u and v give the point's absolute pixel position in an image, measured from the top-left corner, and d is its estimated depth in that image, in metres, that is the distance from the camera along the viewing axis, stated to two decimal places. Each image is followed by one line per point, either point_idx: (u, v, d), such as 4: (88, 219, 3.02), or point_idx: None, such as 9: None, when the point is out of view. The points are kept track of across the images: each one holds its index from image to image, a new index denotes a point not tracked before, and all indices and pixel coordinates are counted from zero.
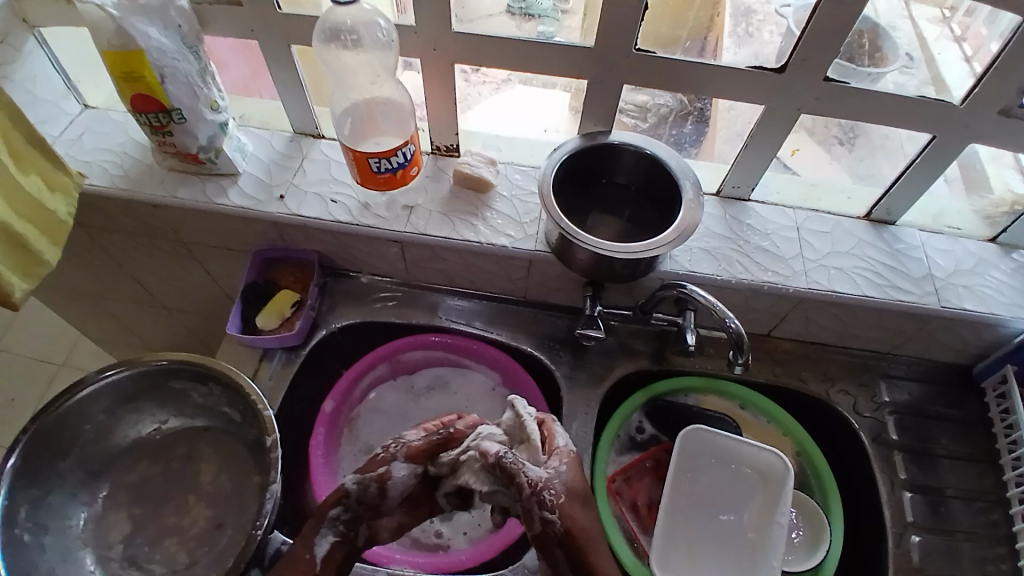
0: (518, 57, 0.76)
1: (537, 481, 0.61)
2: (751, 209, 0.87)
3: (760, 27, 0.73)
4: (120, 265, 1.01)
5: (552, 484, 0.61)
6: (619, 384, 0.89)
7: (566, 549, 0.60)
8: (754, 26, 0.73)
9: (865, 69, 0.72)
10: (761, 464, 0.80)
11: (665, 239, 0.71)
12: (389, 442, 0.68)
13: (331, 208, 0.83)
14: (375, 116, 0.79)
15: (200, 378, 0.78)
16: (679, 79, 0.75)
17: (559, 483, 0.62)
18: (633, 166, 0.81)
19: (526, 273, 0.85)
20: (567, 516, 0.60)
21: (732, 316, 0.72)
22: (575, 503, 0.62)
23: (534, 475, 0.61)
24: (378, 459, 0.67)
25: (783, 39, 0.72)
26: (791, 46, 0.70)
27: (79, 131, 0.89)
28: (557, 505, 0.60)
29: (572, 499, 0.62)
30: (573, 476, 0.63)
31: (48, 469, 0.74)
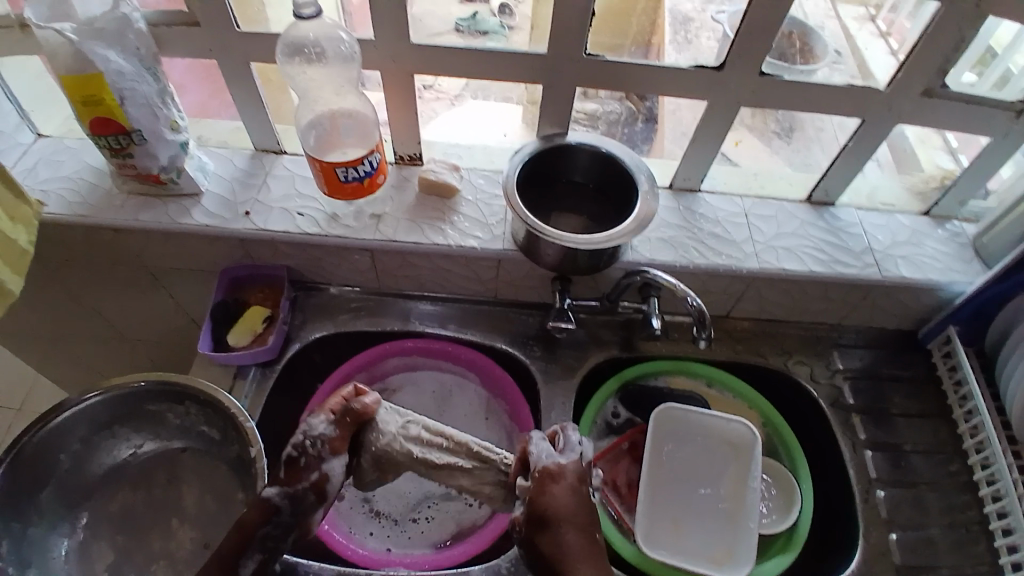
0: (476, 64, 0.79)
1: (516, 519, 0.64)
2: (701, 199, 0.92)
3: (698, 34, 0.79)
4: (81, 296, 0.99)
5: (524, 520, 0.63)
6: (591, 374, 0.92)
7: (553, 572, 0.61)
8: (693, 33, 0.79)
9: (797, 66, 0.78)
10: (730, 435, 0.84)
11: (625, 229, 0.75)
12: (298, 441, 0.66)
13: (298, 220, 0.85)
14: (338, 128, 0.80)
15: (176, 397, 0.78)
16: (628, 80, 0.79)
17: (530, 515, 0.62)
18: (588, 165, 0.85)
19: (496, 273, 0.88)
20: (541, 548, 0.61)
21: (693, 294, 0.76)
22: (550, 533, 0.61)
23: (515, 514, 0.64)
24: (301, 469, 0.65)
25: (719, 43, 0.78)
26: (727, 45, 0.76)
27: (33, 160, 0.87)
28: (531, 538, 0.61)
29: (547, 526, 0.61)
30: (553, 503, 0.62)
31: (26, 502, 0.73)
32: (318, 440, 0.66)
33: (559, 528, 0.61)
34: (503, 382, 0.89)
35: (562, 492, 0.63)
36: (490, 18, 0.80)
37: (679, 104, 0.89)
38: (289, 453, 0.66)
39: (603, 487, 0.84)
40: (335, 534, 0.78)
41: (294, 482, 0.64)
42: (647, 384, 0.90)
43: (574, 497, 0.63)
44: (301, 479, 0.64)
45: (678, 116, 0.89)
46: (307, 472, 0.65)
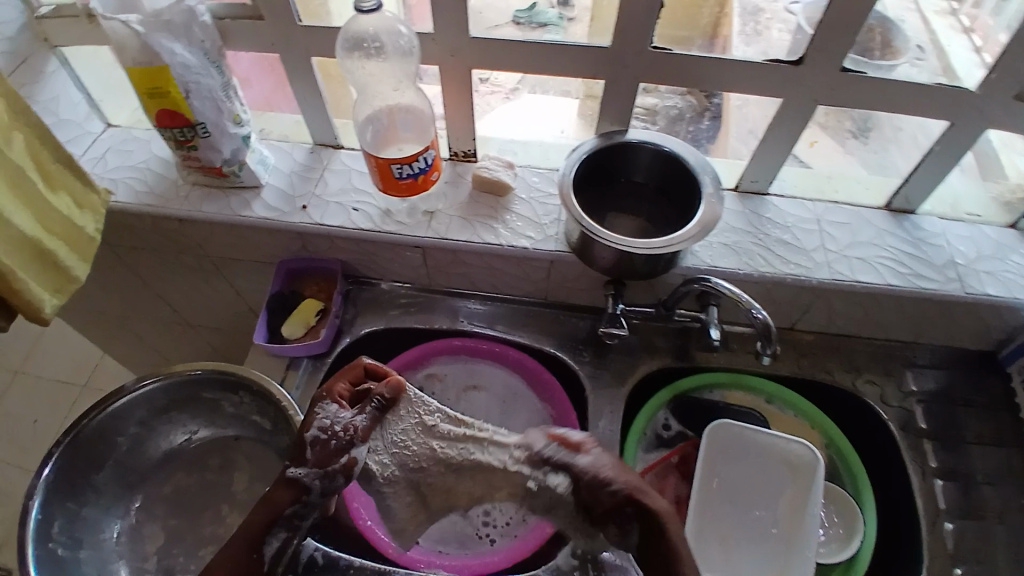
0: (536, 59, 0.77)
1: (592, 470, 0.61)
2: (770, 203, 0.87)
3: (768, 25, 0.75)
4: (147, 282, 1.03)
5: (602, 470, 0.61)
6: (642, 383, 0.88)
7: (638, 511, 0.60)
8: (762, 25, 0.75)
9: (876, 61, 0.73)
10: (789, 457, 0.80)
11: (688, 233, 0.72)
12: (324, 430, 0.64)
13: (352, 216, 0.85)
14: (395, 124, 0.80)
15: (230, 387, 0.80)
16: (693, 77, 0.76)
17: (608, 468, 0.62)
18: (649, 164, 0.81)
19: (547, 274, 0.86)
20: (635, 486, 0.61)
21: (759, 306, 0.72)
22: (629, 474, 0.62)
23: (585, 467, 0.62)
24: (332, 451, 0.64)
25: (793, 36, 0.74)
26: (804, 41, 0.72)
27: (103, 149, 0.91)
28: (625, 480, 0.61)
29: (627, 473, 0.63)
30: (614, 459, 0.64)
31: (84, 482, 0.75)
32: (347, 427, 0.65)
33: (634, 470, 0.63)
34: (551, 386, 0.87)
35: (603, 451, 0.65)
36: (548, 9, 0.78)
37: (746, 100, 0.86)
38: (314, 436, 0.64)
39: None
40: (377, 529, 0.77)
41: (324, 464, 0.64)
42: (700, 397, 0.86)
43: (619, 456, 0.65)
44: (331, 461, 0.64)
45: (744, 112, 0.87)
46: (337, 456, 0.64)
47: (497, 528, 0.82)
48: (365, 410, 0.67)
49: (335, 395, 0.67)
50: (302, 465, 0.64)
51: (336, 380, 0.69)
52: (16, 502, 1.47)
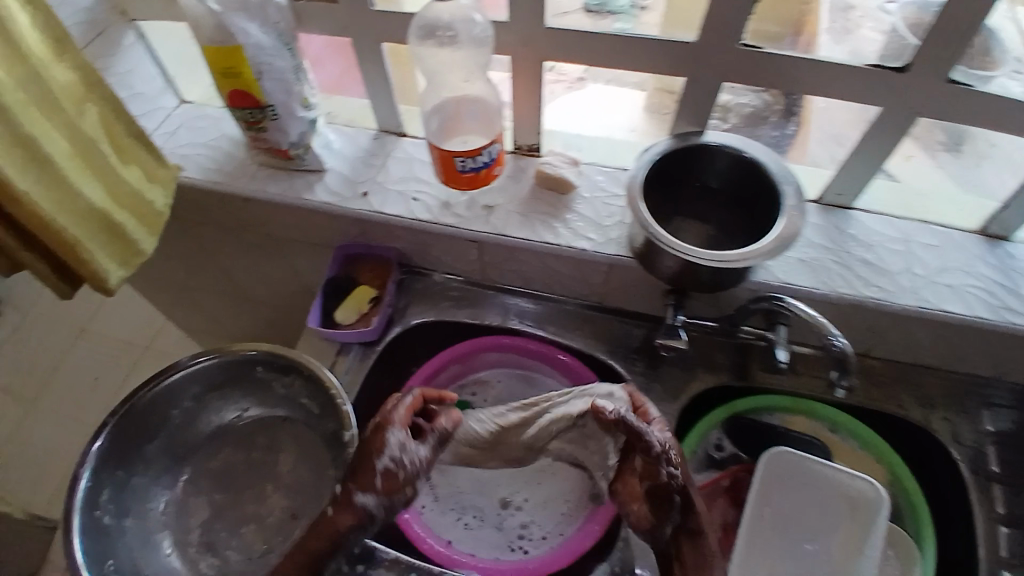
0: (612, 52, 0.74)
1: (661, 441, 0.62)
2: (854, 218, 0.81)
3: (859, 23, 0.70)
4: (210, 255, 1.06)
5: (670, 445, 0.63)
6: (697, 399, 0.84)
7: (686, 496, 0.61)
8: (853, 22, 0.70)
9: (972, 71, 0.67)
10: (849, 492, 0.75)
11: (764, 247, 0.67)
12: (395, 459, 0.60)
13: (412, 205, 0.84)
14: (461, 115, 0.78)
15: (283, 368, 0.81)
16: (777, 78, 0.72)
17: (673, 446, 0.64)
18: (726, 170, 0.76)
19: (605, 278, 0.82)
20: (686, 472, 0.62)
21: (838, 332, 0.66)
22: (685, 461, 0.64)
23: (655, 437, 0.61)
24: (400, 482, 0.60)
25: (885, 37, 0.69)
26: (900, 45, 0.68)
27: (175, 124, 0.93)
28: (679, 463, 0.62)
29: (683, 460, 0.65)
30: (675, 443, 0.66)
31: (135, 452, 0.78)
32: (415, 459, 0.61)
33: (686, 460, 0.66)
34: None
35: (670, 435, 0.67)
36: None
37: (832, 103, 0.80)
38: (384, 467, 0.60)
39: None
40: (414, 524, 0.77)
41: (392, 495, 0.60)
42: (758, 420, 0.82)
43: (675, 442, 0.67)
44: (398, 491, 0.60)
45: (828, 114, 0.81)
46: (404, 488, 0.60)
47: (532, 541, 0.80)
48: (429, 441, 0.64)
49: (405, 425, 0.62)
50: (372, 494, 0.60)
51: (404, 407, 0.63)
52: (74, 452, 1.56)
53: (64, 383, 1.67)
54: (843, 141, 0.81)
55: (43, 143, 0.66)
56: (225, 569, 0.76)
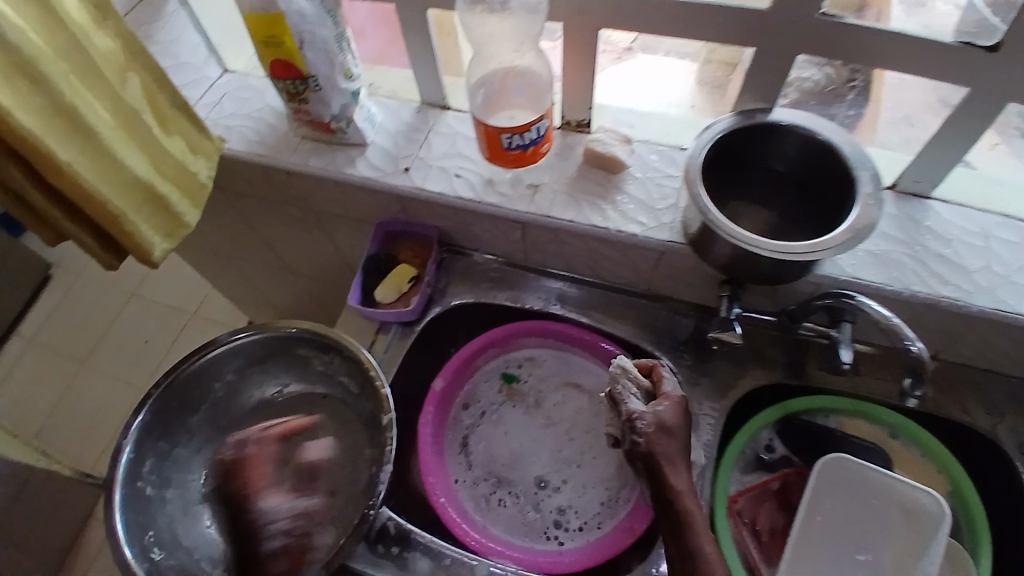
0: (674, 20, 0.69)
1: (633, 412, 0.63)
2: (931, 208, 0.74)
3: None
4: (253, 228, 1.06)
5: (646, 416, 0.63)
6: (749, 396, 0.80)
7: (645, 464, 0.61)
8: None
9: None
10: (907, 503, 0.69)
11: (834, 240, 0.62)
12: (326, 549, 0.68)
13: (454, 182, 0.81)
14: (507, 89, 0.74)
15: (323, 347, 0.80)
16: (853, 50, 0.66)
17: (655, 417, 0.63)
18: (796, 153, 0.70)
19: (655, 265, 0.78)
20: (654, 443, 0.61)
21: (915, 337, 0.60)
22: (664, 434, 0.62)
23: (630, 407, 0.64)
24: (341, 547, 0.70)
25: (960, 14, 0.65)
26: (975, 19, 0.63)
27: (219, 95, 0.92)
28: (647, 433, 0.62)
29: (665, 433, 0.62)
30: (673, 417, 0.63)
31: (178, 423, 0.79)
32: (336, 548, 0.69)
33: (673, 434, 0.62)
34: None
35: (682, 411, 0.64)
36: None
37: (903, 79, 0.77)
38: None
39: (741, 526, 0.73)
40: (449, 508, 0.77)
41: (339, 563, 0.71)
42: (814, 422, 0.77)
43: (681, 416, 0.64)
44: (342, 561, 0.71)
45: (898, 93, 0.78)
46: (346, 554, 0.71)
47: (567, 531, 0.78)
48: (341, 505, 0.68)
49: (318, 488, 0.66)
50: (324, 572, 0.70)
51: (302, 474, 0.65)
52: (123, 412, 1.62)
53: (115, 346, 1.73)
54: (917, 124, 0.78)
55: (84, 113, 0.64)
56: None
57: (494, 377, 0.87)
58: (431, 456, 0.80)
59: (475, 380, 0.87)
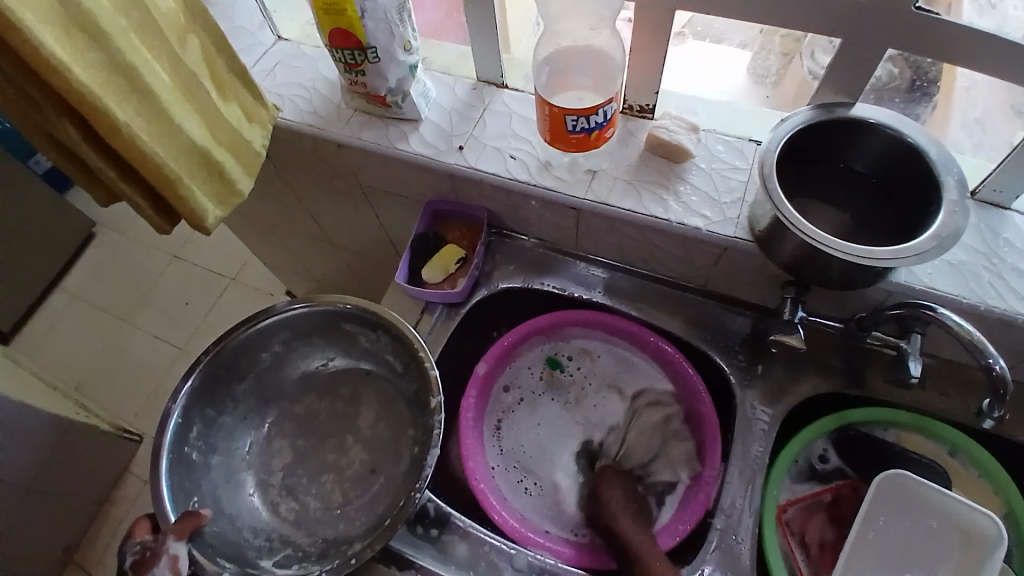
0: (756, 4, 0.65)
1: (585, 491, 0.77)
2: (1012, 220, 0.69)
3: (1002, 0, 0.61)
4: (299, 199, 1.05)
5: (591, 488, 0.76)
6: (805, 402, 0.77)
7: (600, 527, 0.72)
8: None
9: None
10: (966, 528, 0.66)
11: (919, 247, 0.57)
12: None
13: (509, 164, 0.78)
14: (572, 68, 0.72)
15: (370, 325, 0.79)
16: (955, 50, 0.61)
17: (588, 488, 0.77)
18: (880, 153, 0.66)
19: (715, 262, 0.75)
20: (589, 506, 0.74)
21: (996, 352, 0.57)
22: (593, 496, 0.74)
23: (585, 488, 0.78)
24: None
25: None
26: None
27: (272, 63, 0.91)
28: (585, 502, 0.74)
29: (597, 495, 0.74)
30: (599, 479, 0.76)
31: (225, 392, 0.79)
32: None
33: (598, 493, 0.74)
34: (696, 394, 0.77)
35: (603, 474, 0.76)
36: None
37: (978, 82, 0.70)
38: None
39: (790, 538, 0.70)
40: (489, 495, 0.74)
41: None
42: (872, 435, 0.73)
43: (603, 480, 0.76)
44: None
45: (972, 96, 0.72)
46: None
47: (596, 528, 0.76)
48: None
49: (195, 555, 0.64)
50: None
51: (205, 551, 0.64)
52: (162, 371, 1.65)
53: (155, 306, 1.76)
54: (991, 129, 0.73)
55: (144, 74, 0.63)
56: (303, 516, 0.76)
57: (538, 364, 0.86)
58: (473, 438, 0.78)
59: (518, 363, 0.85)
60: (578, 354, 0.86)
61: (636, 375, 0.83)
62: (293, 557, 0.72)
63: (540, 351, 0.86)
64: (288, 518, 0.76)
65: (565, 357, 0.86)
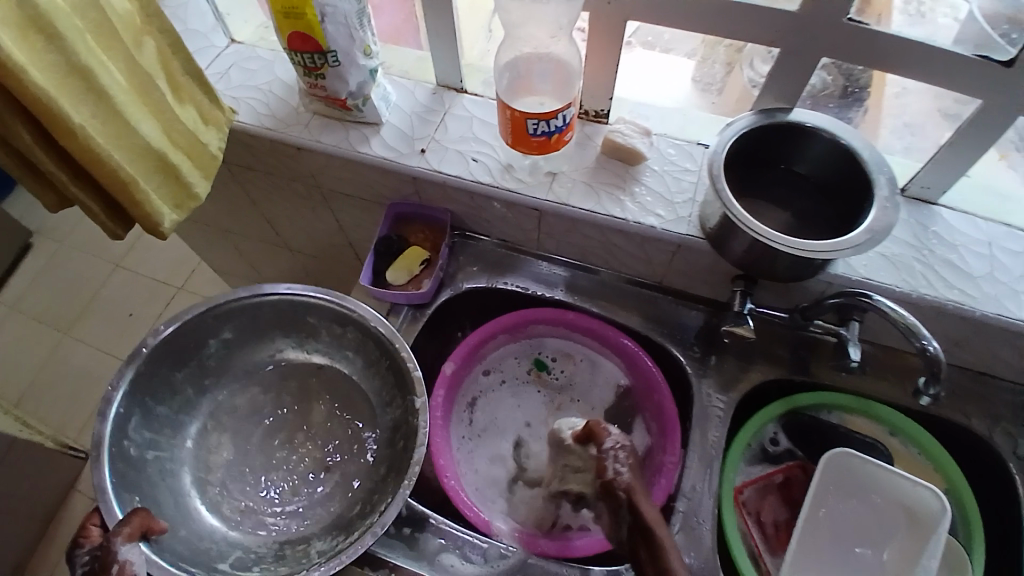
0: (703, 14, 0.68)
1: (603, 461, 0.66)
2: (938, 215, 0.76)
3: (933, 7, 0.67)
4: (254, 202, 1.04)
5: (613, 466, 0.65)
6: (755, 391, 0.81)
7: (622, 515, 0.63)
8: (928, 7, 0.67)
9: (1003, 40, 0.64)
10: (911, 502, 0.71)
11: (853, 240, 0.62)
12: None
13: (471, 166, 0.80)
14: (533, 74, 0.74)
15: (340, 319, 0.79)
16: (886, 59, 0.66)
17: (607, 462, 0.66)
18: (819, 156, 0.71)
19: (670, 259, 0.79)
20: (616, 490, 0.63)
21: (930, 335, 0.62)
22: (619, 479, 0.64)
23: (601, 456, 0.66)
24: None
25: (961, 25, 0.66)
26: (974, 32, 0.65)
27: (226, 65, 0.89)
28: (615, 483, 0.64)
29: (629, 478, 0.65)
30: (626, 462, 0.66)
31: (162, 380, 0.76)
32: None
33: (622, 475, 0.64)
34: (653, 386, 0.80)
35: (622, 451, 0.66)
36: None
37: (908, 88, 0.78)
38: None
39: (747, 518, 0.74)
40: (460, 490, 0.75)
41: None
42: (819, 417, 0.78)
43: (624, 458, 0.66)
44: None
45: (903, 101, 0.79)
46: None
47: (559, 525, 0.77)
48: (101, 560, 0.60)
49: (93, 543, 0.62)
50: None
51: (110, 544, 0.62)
52: (105, 384, 1.58)
53: (98, 315, 1.68)
54: (920, 133, 0.80)
55: (99, 75, 0.62)
56: (261, 514, 0.75)
57: (526, 358, 0.89)
58: (443, 445, 0.79)
59: (490, 357, 0.87)
60: (563, 358, 0.88)
61: (599, 376, 0.86)
62: (247, 559, 0.71)
63: (507, 349, 0.88)
64: (238, 518, 0.75)
65: (545, 353, 0.88)
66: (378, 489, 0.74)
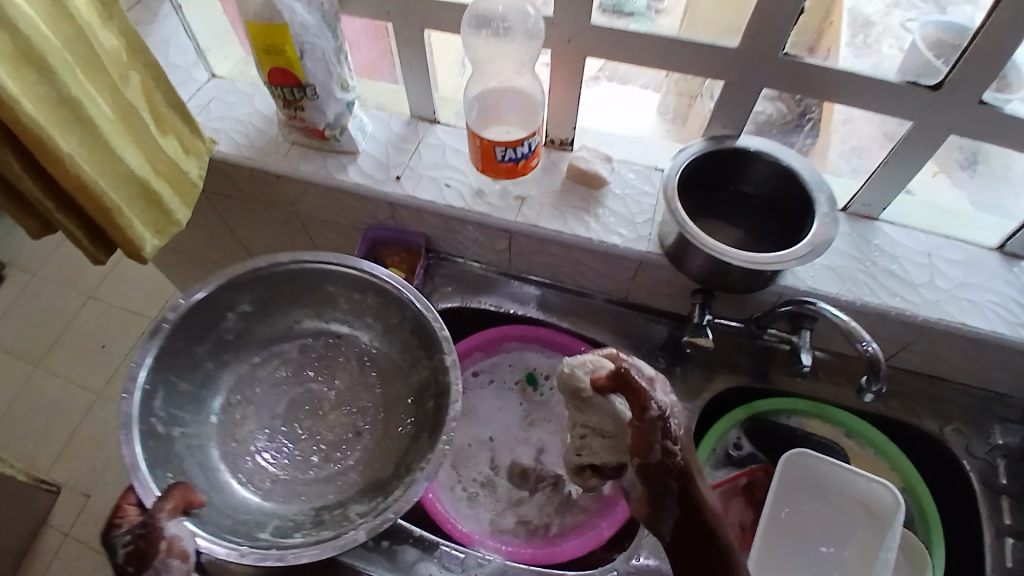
0: (656, 51, 0.75)
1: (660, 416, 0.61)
2: (879, 230, 0.82)
3: (879, 39, 0.72)
4: (232, 229, 1.07)
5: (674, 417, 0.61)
6: (717, 400, 0.86)
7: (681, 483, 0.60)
8: (873, 38, 0.72)
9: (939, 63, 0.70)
10: (866, 498, 0.76)
11: (797, 252, 0.68)
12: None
13: (445, 191, 0.85)
14: (502, 105, 0.79)
15: (360, 286, 0.82)
16: (823, 88, 0.73)
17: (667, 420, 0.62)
18: (764, 176, 0.77)
19: (634, 276, 0.84)
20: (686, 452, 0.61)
21: (869, 337, 0.67)
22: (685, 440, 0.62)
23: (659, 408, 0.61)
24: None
25: (904, 54, 0.71)
26: (918, 62, 0.71)
27: (206, 98, 0.93)
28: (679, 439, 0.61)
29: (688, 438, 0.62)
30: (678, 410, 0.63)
31: (184, 354, 0.77)
32: None
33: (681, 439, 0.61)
34: None
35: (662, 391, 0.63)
36: None
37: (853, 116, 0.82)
38: None
39: None
40: (438, 504, 0.79)
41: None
42: (777, 422, 0.83)
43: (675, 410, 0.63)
44: None
45: (850, 127, 0.83)
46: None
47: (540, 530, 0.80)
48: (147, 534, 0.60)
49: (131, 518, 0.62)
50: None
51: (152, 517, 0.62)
52: (77, 416, 1.56)
53: (71, 347, 1.67)
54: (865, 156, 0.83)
55: (87, 107, 0.65)
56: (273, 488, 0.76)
57: (520, 368, 0.91)
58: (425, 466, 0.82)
59: (477, 364, 0.91)
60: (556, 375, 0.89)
61: None
62: (287, 526, 0.72)
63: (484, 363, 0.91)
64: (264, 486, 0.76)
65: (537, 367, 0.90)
66: (413, 449, 0.76)
